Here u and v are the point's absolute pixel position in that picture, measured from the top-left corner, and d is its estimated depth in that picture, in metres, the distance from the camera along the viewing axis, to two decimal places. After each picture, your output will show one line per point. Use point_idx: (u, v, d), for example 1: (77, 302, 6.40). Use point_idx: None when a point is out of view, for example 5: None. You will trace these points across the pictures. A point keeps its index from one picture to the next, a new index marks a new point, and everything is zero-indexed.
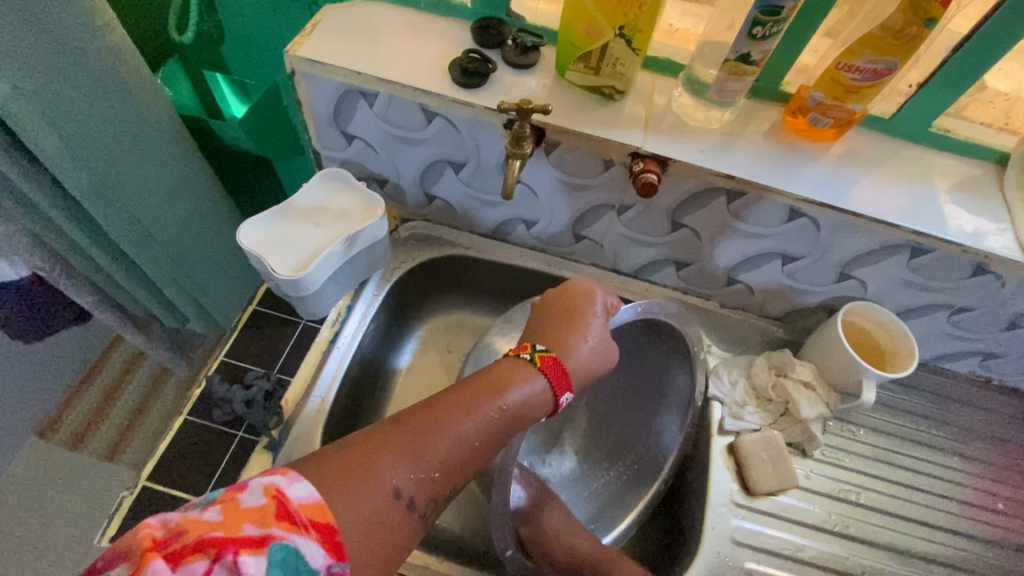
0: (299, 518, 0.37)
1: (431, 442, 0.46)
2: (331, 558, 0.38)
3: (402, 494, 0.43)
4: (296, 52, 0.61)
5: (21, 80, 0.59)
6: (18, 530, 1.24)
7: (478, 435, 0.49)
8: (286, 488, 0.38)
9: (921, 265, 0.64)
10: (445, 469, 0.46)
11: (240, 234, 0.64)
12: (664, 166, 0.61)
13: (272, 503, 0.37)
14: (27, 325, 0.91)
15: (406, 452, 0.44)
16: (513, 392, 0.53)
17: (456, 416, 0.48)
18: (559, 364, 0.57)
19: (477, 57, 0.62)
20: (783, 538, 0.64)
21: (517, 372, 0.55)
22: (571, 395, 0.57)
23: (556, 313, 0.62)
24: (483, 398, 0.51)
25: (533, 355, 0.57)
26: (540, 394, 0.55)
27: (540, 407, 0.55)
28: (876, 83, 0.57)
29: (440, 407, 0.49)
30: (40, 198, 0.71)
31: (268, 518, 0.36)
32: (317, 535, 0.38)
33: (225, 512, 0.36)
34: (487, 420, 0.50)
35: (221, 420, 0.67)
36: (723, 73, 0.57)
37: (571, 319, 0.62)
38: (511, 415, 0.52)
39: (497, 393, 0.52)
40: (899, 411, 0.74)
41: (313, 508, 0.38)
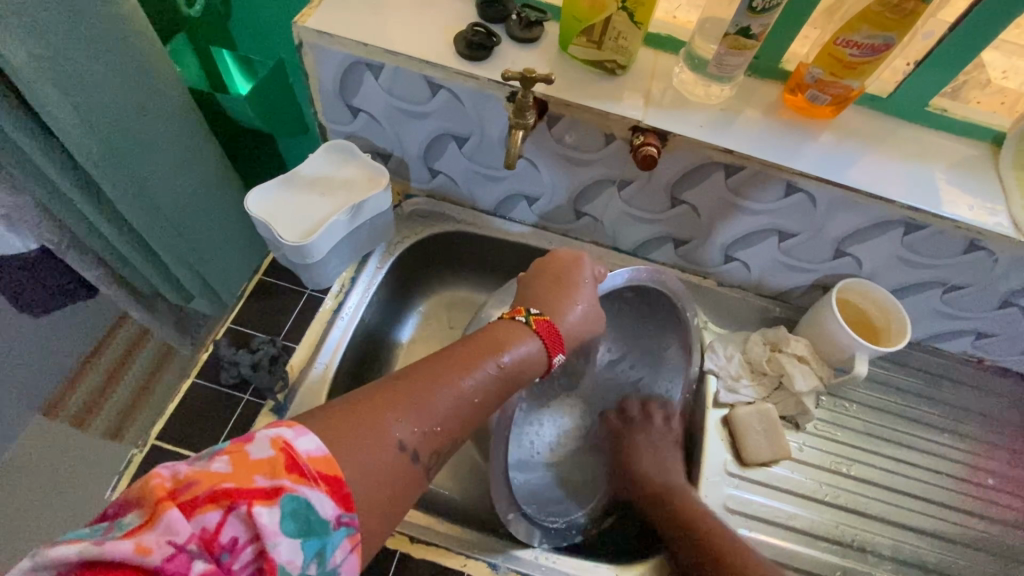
0: (308, 471, 0.37)
1: (432, 397, 0.47)
2: (341, 508, 0.38)
3: (407, 446, 0.44)
4: (304, 22, 0.62)
5: (34, 46, 0.60)
6: (22, 503, 1.25)
7: (477, 392, 0.51)
8: (294, 441, 0.38)
9: (915, 241, 0.65)
10: (446, 424, 0.48)
11: (247, 202, 0.66)
12: (664, 140, 0.62)
13: (281, 456, 0.37)
14: (34, 297, 0.92)
15: (409, 407, 0.45)
16: (509, 351, 0.54)
17: (455, 373, 0.50)
18: (552, 327, 0.59)
19: (481, 30, 0.63)
20: (774, 506, 0.66)
21: (513, 333, 0.56)
22: (563, 354, 0.59)
23: (545, 280, 0.64)
24: (481, 357, 0.52)
25: (528, 317, 0.58)
26: (534, 354, 0.57)
27: (533, 367, 0.57)
28: (873, 58, 0.58)
29: (439, 365, 0.50)
30: (50, 167, 0.72)
31: (277, 469, 0.36)
32: (326, 487, 0.38)
33: (233, 463, 0.36)
34: (486, 376, 0.51)
35: (228, 384, 0.66)
36: (724, 47, 0.58)
37: (560, 286, 0.63)
38: (507, 373, 0.53)
39: (493, 353, 0.53)
40: (892, 388, 0.75)
41: (321, 462, 0.38)
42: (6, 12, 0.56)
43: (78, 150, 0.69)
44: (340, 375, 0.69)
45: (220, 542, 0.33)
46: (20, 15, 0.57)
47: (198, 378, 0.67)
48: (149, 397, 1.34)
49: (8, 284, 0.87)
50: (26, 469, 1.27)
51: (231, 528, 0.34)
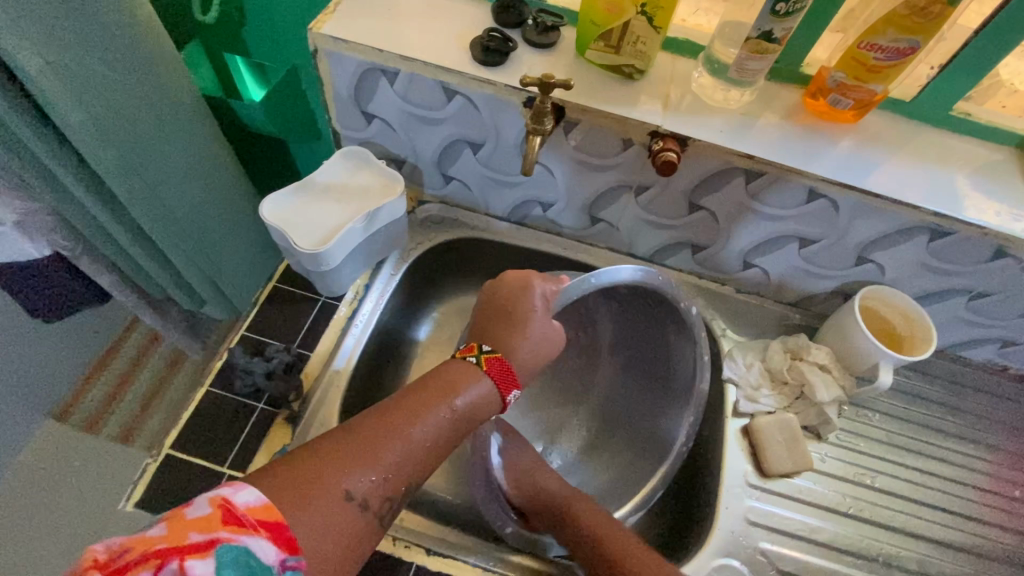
0: (247, 520, 0.36)
1: (382, 443, 0.46)
2: (285, 554, 0.37)
3: (355, 496, 0.43)
4: (319, 29, 0.61)
5: (51, 55, 0.60)
6: (35, 508, 1.25)
7: (430, 436, 0.50)
8: (232, 496, 0.37)
9: (940, 248, 0.64)
10: (398, 470, 0.47)
11: (262, 210, 0.65)
12: (683, 146, 0.61)
13: (218, 511, 0.35)
14: (47, 302, 0.92)
15: (358, 456, 0.45)
16: (461, 394, 0.53)
17: (406, 419, 0.49)
18: (504, 366, 0.57)
19: (497, 36, 0.62)
20: (797, 519, 0.64)
21: (464, 374, 0.55)
22: (518, 392, 0.58)
23: (492, 316, 0.62)
24: (433, 400, 0.51)
25: (480, 357, 0.57)
26: (487, 393, 0.55)
27: (488, 407, 0.56)
28: (898, 62, 0.57)
29: (391, 412, 0.49)
30: (65, 175, 0.72)
31: (213, 524, 0.34)
32: (268, 534, 0.37)
33: (166, 525, 0.34)
34: (437, 420, 0.50)
35: (242, 393, 0.66)
36: (745, 52, 0.57)
37: (503, 321, 0.61)
38: (459, 417, 0.52)
39: (445, 396, 0.52)
40: (915, 397, 0.74)
41: (260, 510, 0.37)
42: (24, 20, 0.56)
43: (93, 158, 0.69)
44: (354, 383, 0.68)
45: None
46: (37, 23, 0.57)
47: (213, 386, 0.67)
48: (161, 399, 1.33)
49: (22, 290, 0.88)
50: (38, 472, 1.27)
51: None
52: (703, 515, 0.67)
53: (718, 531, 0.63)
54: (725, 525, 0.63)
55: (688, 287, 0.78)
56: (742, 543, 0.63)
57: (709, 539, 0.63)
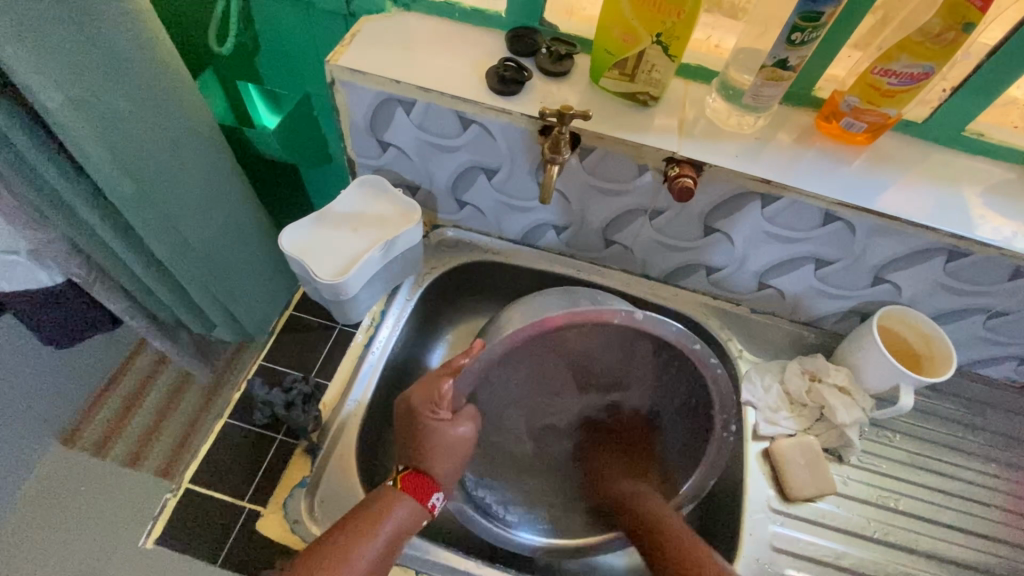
0: None
1: None
2: None
3: None
4: (337, 61, 0.62)
5: (73, 90, 0.60)
6: (40, 536, 1.23)
7: (368, 563, 0.53)
8: None
9: (957, 269, 0.64)
10: None
11: (281, 240, 0.66)
12: (699, 171, 0.62)
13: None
14: (59, 329, 0.93)
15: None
16: (388, 516, 0.55)
17: (335, 558, 0.52)
18: (419, 478, 0.59)
19: (512, 65, 0.63)
20: (822, 544, 0.64)
21: (384, 502, 0.57)
22: (441, 493, 0.59)
23: (406, 432, 0.60)
24: (361, 534, 0.53)
25: (397, 478, 0.59)
26: (412, 510, 0.57)
27: (416, 517, 0.57)
28: (912, 87, 0.57)
29: (321, 549, 0.52)
30: (81, 204, 0.72)
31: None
32: None
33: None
34: (369, 548, 0.53)
35: (261, 423, 0.65)
36: (760, 79, 0.58)
37: (416, 437, 0.60)
38: (389, 535, 0.55)
39: (373, 520, 0.55)
40: (934, 416, 0.73)
41: None
42: (47, 57, 0.57)
43: (111, 190, 0.70)
44: (371, 411, 0.68)
45: None
46: (61, 60, 0.58)
47: (231, 417, 0.66)
48: (169, 421, 1.34)
49: (34, 316, 0.88)
50: (45, 499, 1.26)
51: None
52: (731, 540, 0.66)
53: (742, 558, 0.63)
54: (750, 552, 0.63)
55: (701, 308, 0.78)
56: (768, 571, 0.62)
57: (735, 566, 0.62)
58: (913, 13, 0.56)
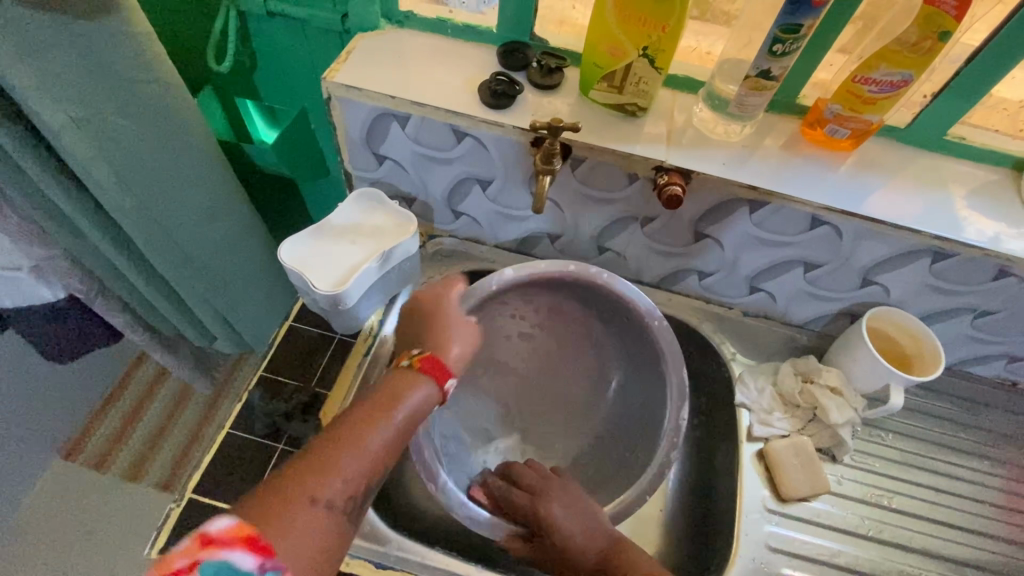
0: (222, 539, 0.39)
1: (343, 457, 0.47)
2: (262, 558, 0.40)
3: (321, 500, 0.45)
4: (333, 78, 0.64)
5: (76, 110, 0.62)
6: (43, 549, 1.24)
7: (383, 445, 0.50)
8: (210, 525, 0.39)
9: (943, 269, 0.65)
10: (363, 476, 0.48)
11: (280, 252, 0.67)
12: (687, 179, 0.63)
13: (196, 541, 0.38)
14: (61, 343, 0.94)
15: (319, 471, 0.46)
16: (408, 397, 0.54)
17: (358, 431, 0.49)
18: (437, 361, 0.58)
19: (504, 79, 0.64)
20: (817, 543, 0.65)
21: (404, 382, 0.56)
22: (453, 380, 0.58)
23: (430, 319, 0.64)
24: (380, 411, 0.52)
25: (414, 359, 0.58)
26: (431, 395, 0.56)
27: (431, 402, 0.56)
28: (891, 94, 0.59)
29: (343, 419, 0.50)
30: (83, 221, 0.74)
31: (193, 548, 0.38)
32: (245, 547, 0.39)
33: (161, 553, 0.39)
34: (390, 428, 0.51)
35: (264, 433, 0.67)
36: (744, 89, 0.60)
37: (435, 321, 0.64)
38: (408, 417, 0.53)
39: (392, 400, 0.53)
40: (927, 415, 0.74)
41: (235, 529, 0.40)
42: (51, 78, 0.58)
43: (112, 206, 0.71)
44: None
45: None
46: (64, 81, 0.60)
47: (233, 427, 0.67)
48: (169, 434, 1.35)
49: (36, 333, 0.89)
50: (47, 512, 1.26)
51: None
52: (724, 538, 0.68)
53: (739, 559, 0.63)
54: (747, 552, 0.64)
55: (694, 312, 0.80)
56: (765, 569, 0.63)
57: (732, 567, 0.63)
58: (891, 22, 0.58)
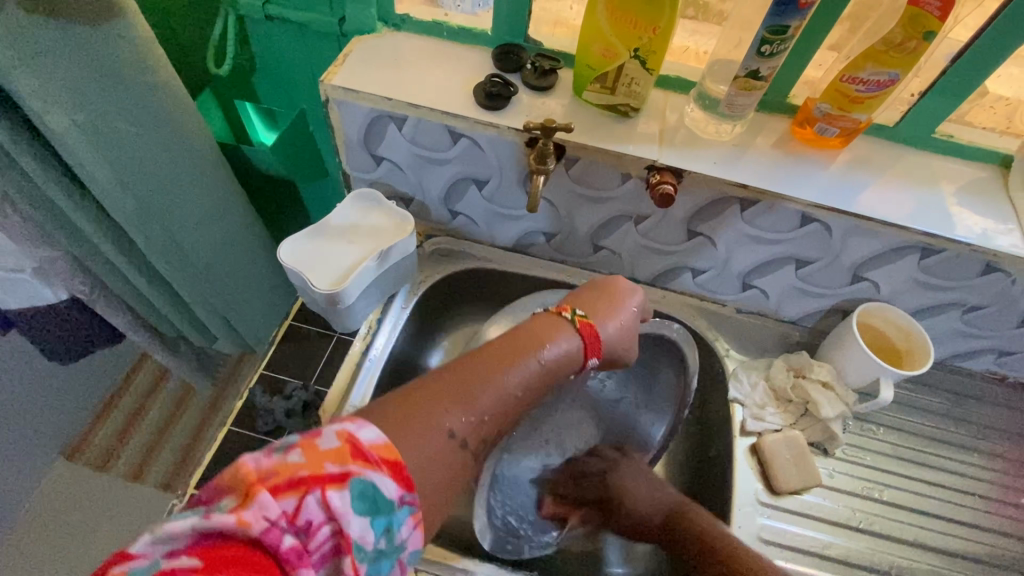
0: (372, 456, 0.36)
1: (479, 392, 0.48)
2: (404, 490, 0.37)
3: (457, 434, 0.44)
4: (331, 80, 0.65)
5: (79, 114, 0.63)
6: (47, 548, 1.25)
7: (520, 387, 0.51)
8: (357, 432, 0.37)
9: (932, 265, 0.66)
10: (492, 414, 0.48)
11: (280, 252, 0.68)
12: (679, 178, 0.64)
13: (347, 446, 0.36)
14: (63, 344, 0.95)
15: (456, 399, 0.46)
16: (551, 347, 0.55)
17: (499, 365, 0.51)
18: (593, 330, 0.60)
19: (498, 81, 0.66)
20: (810, 536, 0.66)
21: (553, 329, 0.57)
22: (598, 358, 0.60)
23: (594, 296, 0.64)
24: (524, 353, 0.53)
25: (573, 316, 0.59)
26: (572, 352, 0.57)
27: (572, 364, 0.57)
28: (879, 93, 0.60)
29: (487, 361, 0.50)
30: (86, 223, 0.75)
31: (345, 457, 0.35)
32: (389, 471, 0.37)
33: (303, 454, 0.34)
34: (529, 373, 0.52)
35: (265, 431, 0.68)
36: (734, 89, 0.61)
37: (606, 302, 0.64)
38: (548, 371, 0.54)
39: (535, 350, 0.54)
40: (918, 409, 0.75)
41: (382, 449, 0.37)
42: (54, 83, 0.59)
43: (115, 209, 0.73)
44: None
45: (298, 526, 0.32)
46: (67, 86, 0.61)
47: (233, 425, 0.68)
48: (172, 434, 1.36)
49: (39, 334, 0.90)
50: (51, 512, 1.28)
51: (308, 510, 0.32)
52: None
53: None
54: None
55: (689, 309, 0.81)
56: None
57: None
58: (878, 23, 0.59)
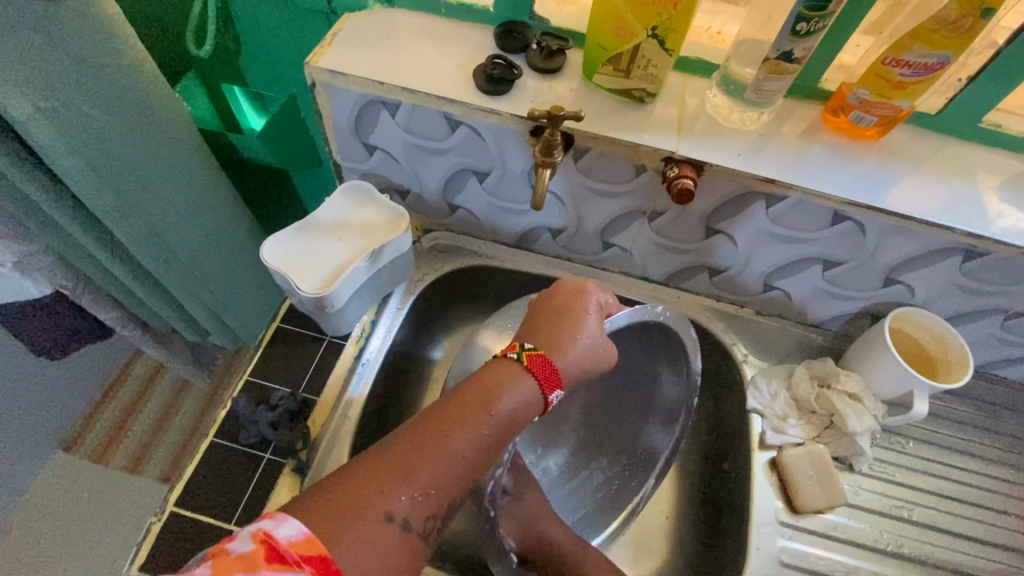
0: (290, 556, 0.35)
1: (420, 461, 0.43)
2: None
3: (396, 516, 0.41)
4: (316, 62, 0.59)
5: (43, 100, 0.58)
6: (44, 543, 1.22)
7: (469, 448, 0.46)
8: (275, 530, 0.36)
9: (974, 268, 0.60)
10: (441, 485, 0.44)
11: (263, 251, 0.63)
12: (700, 171, 0.58)
13: (261, 548, 0.35)
14: (48, 340, 0.90)
15: (392, 476, 0.42)
16: (503, 399, 0.50)
17: (443, 429, 0.46)
18: (548, 363, 0.53)
19: (501, 63, 0.60)
20: (832, 559, 0.61)
21: (503, 376, 0.51)
22: (560, 391, 0.53)
23: (548, 312, 0.57)
24: (470, 410, 0.48)
25: (521, 353, 0.53)
26: (529, 396, 0.51)
27: (530, 410, 0.51)
28: (925, 78, 0.54)
29: (430, 426, 0.46)
30: (62, 216, 0.70)
31: (256, 563, 0.34)
32: (312, 568, 0.36)
33: (213, 565, 0.34)
34: (478, 434, 0.47)
35: (250, 443, 0.64)
36: (763, 72, 0.55)
37: (561, 317, 0.57)
38: (500, 425, 0.49)
39: (484, 405, 0.48)
40: (949, 421, 0.70)
41: (303, 544, 0.36)
42: (11, 64, 0.54)
43: (91, 202, 0.68)
44: (363, 424, 0.65)
45: None
46: (27, 68, 0.56)
47: (218, 436, 0.64)
48: (170, 427, 1.32)
49: (24, 330, 0.86)
50: (47, 507, 1.25)
51: None
52: (733, 552, 0.64)
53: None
54: (758, 568, 0.60)
55: (704, 310, 0.75)
56: None
57: None
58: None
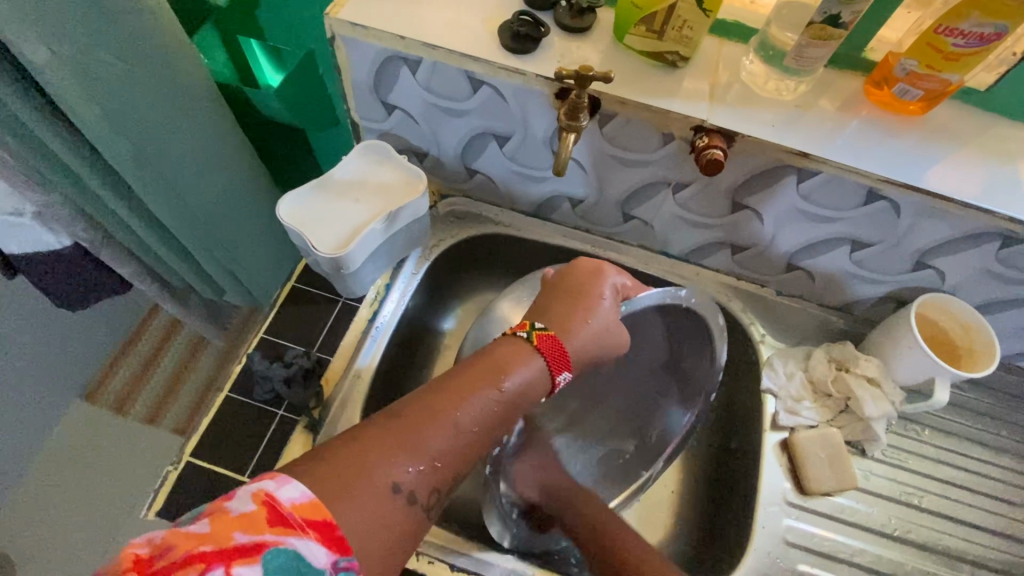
0: (294, 519, 0.35)
1: (427, 435, 0.43)
2: (336, 554, 0.36)
3: (402, 488, 0.41)
4: (336, 14, 0.57)
5: (58, 44, 0.57)
6: (69, 486, 1.27)
7: (475, 423, 0.46)
8: (277, 492, 0.35)
9: (1010, 256, 0.58)
10: (446, 459, 0.44)
11: (279, 210, 0.63)
12: (730, 141, 0.56)
13: (264, 509, 0.34)
14: (69, 291, 0.91)
15: (400, 446, 0.42)
16: (512, 376, 0.50)
17: (453, 402, 0.46)
18: (558, 344, 0.52)
19: (528, 19, 0.57)
20: (836, 540, 0.61)
21: (514, 355, 0.51)
22: (568, 373, 0.53)
23: (560, 292, 0.57)
24: (479, 386, 0.48)
25: (532, 333, 0.53)
26: (538, 376, 0.51)
27: (539, 389, 0.51)
28: (979, 49, 0.50)
29: (439, 399, 0.46)
30: (80, 167, 0.70)
31: (260, 525, 0.33)
32: (315, 534, 0.35)
33: (212, 522, 0.33)
34: (486, 408, 0.47)
35: (263, 399, 0.65)
36: (806, 37, 0.51)
37: (573, 298, 0.56)
38: (509, 401, 0.49)
39: (494, 380, 0.49)
40: (967, 411, 0.69)
41: (307, 508, 0.36)
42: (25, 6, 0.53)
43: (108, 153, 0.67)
44: (375, 385, 0.66)
45: None
46: (38, 9, 0.54)
47: (232, 390, 0.66)
48: (185, 381, 1.35)
49: (46, 280, 0.87)
50: (71, 452, 1.30)
51: None
52: (739, 530, 0.64)
53: (752, 552, 0.61)
54: (762, 545, 0.61)
55: (722, 289, 0.74)
56: (780, 565, 0.60)
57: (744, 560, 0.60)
58: None
